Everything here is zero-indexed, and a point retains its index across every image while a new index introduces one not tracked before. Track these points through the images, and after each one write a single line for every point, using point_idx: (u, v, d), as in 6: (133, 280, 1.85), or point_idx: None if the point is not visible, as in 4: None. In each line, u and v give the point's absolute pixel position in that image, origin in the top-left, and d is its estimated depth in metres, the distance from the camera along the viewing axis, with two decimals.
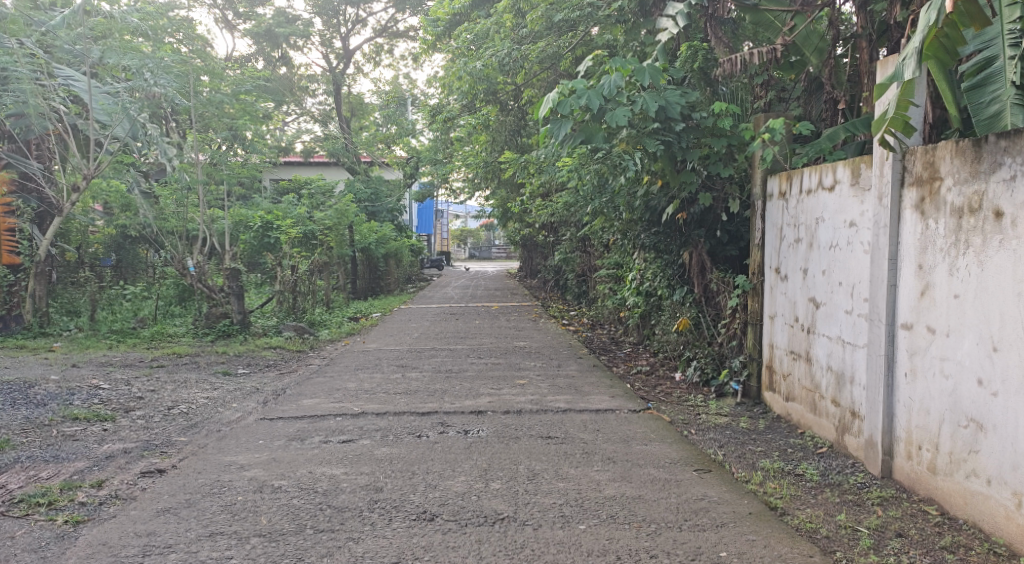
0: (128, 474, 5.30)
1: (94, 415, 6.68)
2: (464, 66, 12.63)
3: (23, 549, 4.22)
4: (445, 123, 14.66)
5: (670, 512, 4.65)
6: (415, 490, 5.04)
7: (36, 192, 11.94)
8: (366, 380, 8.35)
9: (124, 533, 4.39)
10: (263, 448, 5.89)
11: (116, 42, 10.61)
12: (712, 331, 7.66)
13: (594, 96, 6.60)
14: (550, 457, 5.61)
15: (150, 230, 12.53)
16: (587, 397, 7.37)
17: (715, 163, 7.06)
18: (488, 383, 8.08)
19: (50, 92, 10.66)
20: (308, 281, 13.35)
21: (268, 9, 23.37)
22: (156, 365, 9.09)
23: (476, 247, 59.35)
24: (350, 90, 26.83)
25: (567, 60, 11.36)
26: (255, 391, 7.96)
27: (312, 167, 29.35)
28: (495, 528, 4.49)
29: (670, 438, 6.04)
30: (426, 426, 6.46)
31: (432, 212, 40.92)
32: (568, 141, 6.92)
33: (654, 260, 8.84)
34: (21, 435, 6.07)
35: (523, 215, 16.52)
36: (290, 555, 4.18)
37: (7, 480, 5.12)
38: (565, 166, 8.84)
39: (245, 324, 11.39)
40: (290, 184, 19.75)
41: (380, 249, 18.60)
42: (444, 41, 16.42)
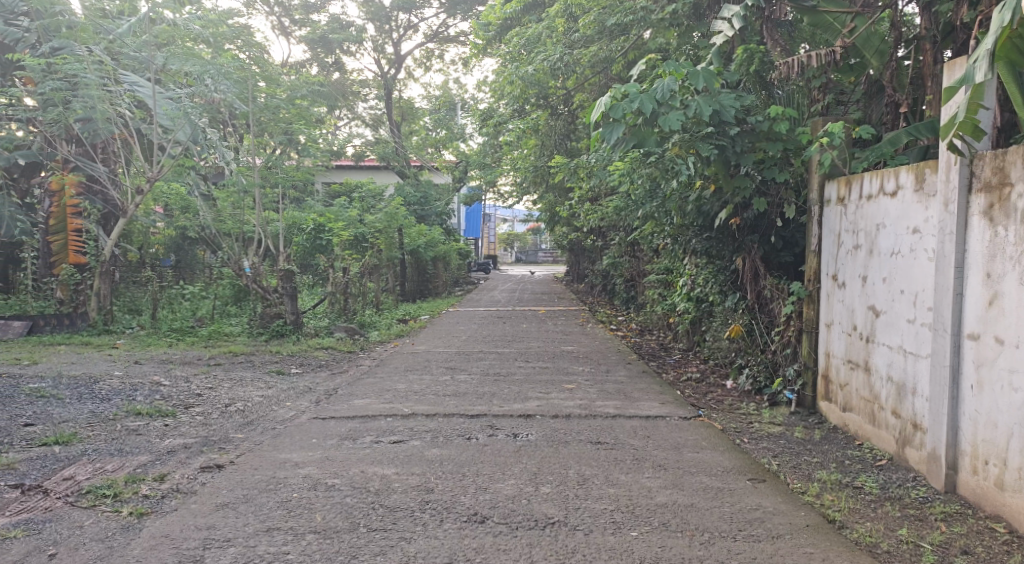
0: (189, 469, 5.43)
1: (155, 411, 6.86)
2: (515, 70, 12.65)
3: (91, 538, 4.35)
4: (495, 127, 14.75)
5: (724, 522, 4.59)
6: (466, 492, 5.06)
7: (102, 194, 12.50)
8: (416, 381, 8.43)
9: (185, 526, 4.49)
10: (316, 446, 5.98)
11: (179, 49, 10.84)
12: (765, 339, 7.53)
13: (647, 100, 6.52)
14: (601, 463, 5.59)
15: (208, 232, 12.82)
16: (637, 403, 7.32)
17: (771, 167, 6.94)
18: (536, 387, 8.09)
19: (118, 98, 11.05)
20: (359, 283, 13.53)
21: (323, 15, 23.81)
22: (213, 364, 9.28)
23: (523, 252, 59.52)
24: (401, 94, 27.13)
25: (619, 64, 11.29)
26: (308, 390, 8.09)
27: (363, 171, 29.79)
28: (546, 532, 4.48)
29: (723, 446, 5.96)
30: (475, 429, 6.49)
31: (480, 216, 41.03)
32: (619, 145, 6.85)
33: (705, 265, 8.76)
34: (88, 429, 6.26)
35: (572, 218, 16.56)
36: (345, 553, 4.23)
37: (75, 471, 5.28)
38: (616, 171, 8.83)
39: (298, 324, 11.55)
40: (342, 187, 20.02)
41: (429, 252, 18.73)
42: (495, 47, 16.44)
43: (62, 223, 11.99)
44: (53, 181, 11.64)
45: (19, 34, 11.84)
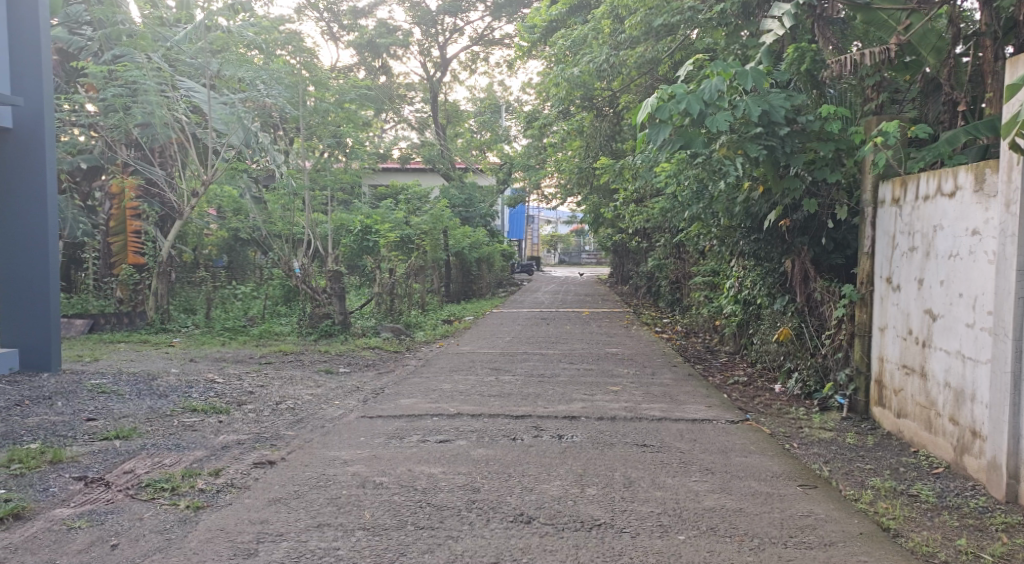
0: (242, 464, 5.55)
1: (210, 407, 7.02)
2: (561, 72, 12.62)
3: (151, 530, 4.47)
4: (541, 128, 14.78)
5: (774, 528, 4.53)
6: (512, 492, 5.08)
7: (160, 197, 13.00)
8: (462, 381, 8.49)
9: (240, 520, 4.59)
10: (365, 444, 6.06)
11: (233, 55, 11.22)
12: (815, 343, 7.40)
13: (694, 100, 6.41)
14: (647, 465, 5.56)
15: (259, 233, 13.07)
16: (683, 406, 7.27)
17: (822, 168, 6.82)
18: (581, 389, 8.07)
19: (175, 103, 11.43)
20: (405, 284, 13.66)
21: (371, 20, 24.09)
22: (264, 362, 9.46)
23: (567, 253, 59.40)
24: (447, 97, 27.34)
25: (666, 65, 11.22)
26: (355, 389, 8.20)
27: (409, 174, 30.07)
28: (592, 533, 4.48)
29: (772, 450, 5.89)
30: (521, 430, 6.51)
31: (524, 218, 41.07)
32: (666, 147, 6.75)
33: (753, 268, 8.65)
34: (147, 424, 6.44)
35: (617, 220, 16.48)
36: (394, 550, 4.28)
37: (135, 465, 5.44)
38: (663, 172, 8.79)
39: (345, 324, 11.71)
40: (388, 189, 20.22)
41: (473, 254, 18.82)
42: (540, 48, 16.40)
43: (121, 225, 12.29)
44: (114, 184, 11.96)
45: (81, 43, 12.26)
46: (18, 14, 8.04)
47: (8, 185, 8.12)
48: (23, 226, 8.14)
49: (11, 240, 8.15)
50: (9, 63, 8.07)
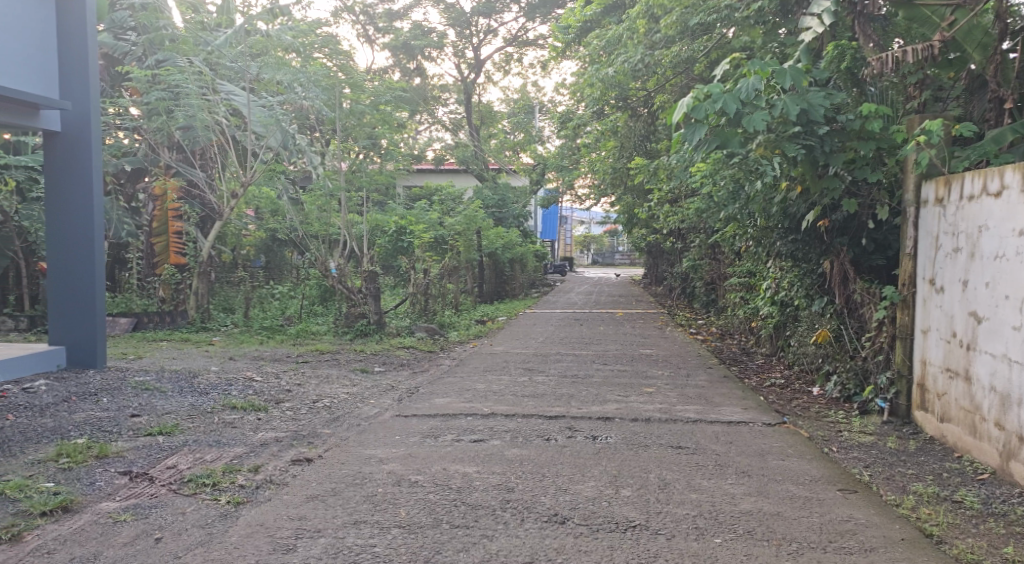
0: (281, 461, 5.63)
1: (249, 405, 7.13)
2: (595, 73, 12.58)
3: (193, 524, 4.55)
4: (575, 129, 14.76)
5: (813, 532, 4.48)
6: (546, 492, 5.09)
7: (200, 198, 13.31)
8: (496, 381, 8.51)
9: (279, 516, 4.66)
10: (400, 443, 6.11)
11: (272, 59, 11.43)
12: (855, 346, 7.30)
13: (731, 100, 6.34)
14: (682, 467, 5.53)
15: (296, 233, 13.24)
16: (719, 408, 7.21)
17: (862, 167, 6.74)
18: (615, 390, 8.05)
19: (216, 106, 11.54)
20: (439, 284, 13.72)
21: (406, 22, 24.25)
22: (301, 361, 9.58)
23: (600, 253, 59.17)
24: (481, 98, 27.43)
25: (702, 65, 11.14)
26: (391, 388, 8.27)
27: (443, 175, 30.19)
28: (628, 535, 4.47)
29: (810, 454, 5.82)
30: (555, 430, 6.51)
31: (557, 219, 41.00)
32: (702, 147, 6.67)
33: (791, 269, 8.55)
34: (188, 421, 6.56)
35: (651, 220, 16.40)
36: (429, 548, 4.31)
37: (177, 460, 5.54)
38: (698, 172, 8.72)
39: (380, 324, 11.80)
40: (423, 190, 20.34)
41: (506, 254, 18.85)
42: (574, 49, 16.33)
43: (163, 226, 12.66)
44: (156, 185, 12.34)
45: (126, 48, 12.51)
46: (67, 22, 8.25)
47: (55, 187, 8.29)
48: (69, 228, 8.31)
49: (57, 241, 8.33)
50: (59, 70, 8.28)
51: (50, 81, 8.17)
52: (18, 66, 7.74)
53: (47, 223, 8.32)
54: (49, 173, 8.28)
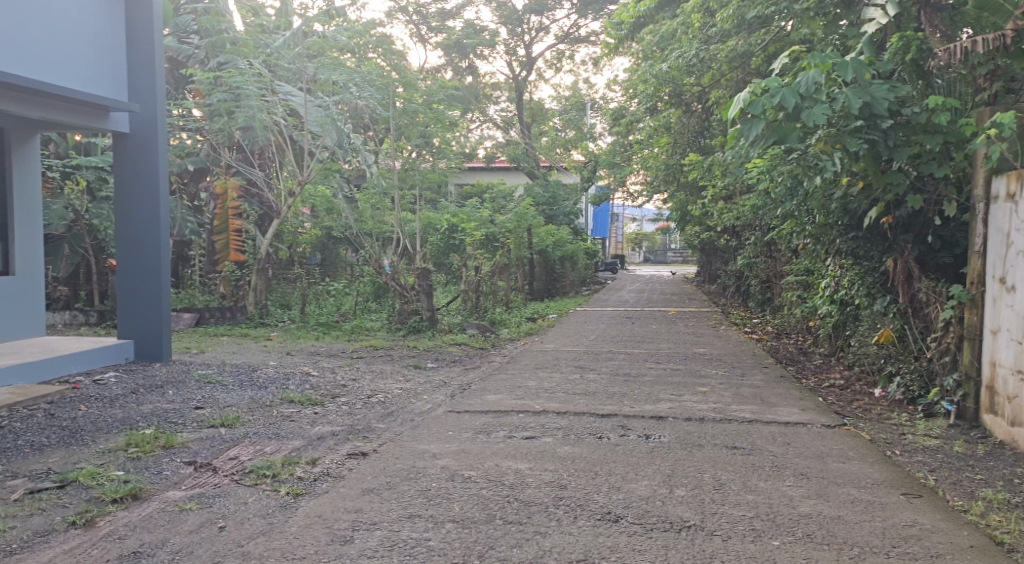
0: (337, 455, 5.71)
1: (306, 399, 7.26)
2: (649, 69, 12.43)
3: (255, 514, 4.65)
4: (627, 126, 14.65)
5: (876, 537, 4.37)
6: (599, 490, 5.07)
7: (258, 197, 13.61)
8: (547, 379, 8.51)
9: (336, 508, 4.73)
10: (453, 438, 6.15)
11: (328, 59, 11.60)
12: (919, 346, 7.10)
13: (790, 94, 6.18)
14: (738, 468, 5.45)
15: (351, 232, 13.42)
16: (776, 408, 7.09)
17: (927, 162, 6.63)
18: (668, 389, 7.97)
19: (274, 106, 11.81)
20: (491, 281, 13.76)
21: (458, 22, 24.40)
22: (356, 356, 9.71)
23: (651, 251, 58.58)
24: (532, 96, 27.43)
25: (759, 59, 10.96)
26: (443, 384, 8.33)
27: (494, 172, 30.25)
28: (682, 535, 4.43)
29: (872, 457, 5.68)
30: (607, 428, 6.48)
31: (608, 216, 40.82)
32: (758, 143, 6.50)
33: (851, 267, 8.37)
34: (248, 413, 6.70)
35: (705, 218, 16.18)
36: (483, 543, 4.33)
37: (239, 452, 5.67)
38: (754, 168, 8.54)
39: (433, 321, 11.89)
40: (474, 188, 20.42)
41: (557, 252, 18.82)
42: (627, 45, 16.19)
43: (224, 224, 12.75)
44: (218, 185, 12.51)
45: (189, 51, 12.81)
46: (135, 26, 8.50)
47: (123, 187, 8.55)
48: (137, 227, 8.55)
49: (126, 239, 8.58)
50: (127, 72, 8.54)
51: (118, 84, 8.45)
52: (88, 70, 8.03)
53: (117, 222, 8.58)
54: (118, 173, 8.56)
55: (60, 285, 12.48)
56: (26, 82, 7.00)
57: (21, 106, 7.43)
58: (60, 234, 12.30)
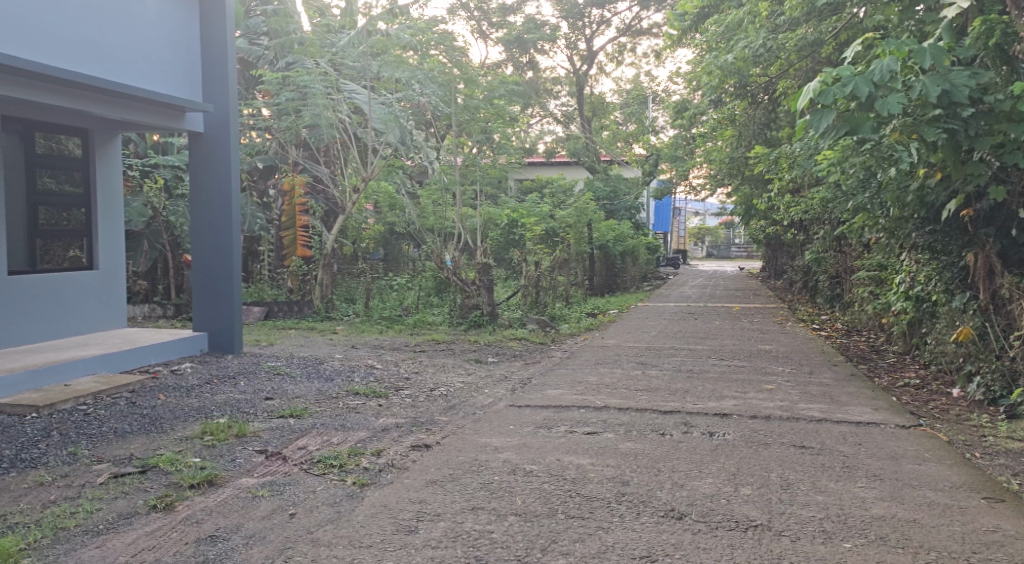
0: (401, 446, 5.76)
1: (371, 391, 7.35)
2: (714, 61, 12.08)
3: (323, 502, 4.73)
4: (691, 119, 14.41)
5: (954, 542, 4.21)
6: (662, 487, 5.00)
7: (324, 194, 13.86)
8: (608, 374, 8.45)
9: (401, 498, 4.77)
10: (515, 432, 6.14)
11: (391, 58, 11.67)
12: (1001, 344, 6.81)
13: (863, 82, 5.93)
14: (807, 468, 5.31)
15: (413, 227, 13.55)
16: (846, 407, 6.90)
17: (1011, 152, 6.31)
18: (732, 386, 7.83)
19: (339, 104, 12.06)
20: (551, 276, 13.73)
21: (520, 17, 24.35)
22: (419, 350, 9.81)
23: (715, 246, 57.60)
24: (593, 90, 27.29)
25: (830, 47, 10.65)
26: (504, 378, 8.34)
27: (554, 168, 30.19)
28: (748, 534, 4.33)
29: (949, 459, 5.47)
30: (669, 425, 6.39)
31: (670, 211, 40.29)
32: (829, 134, 6.27)
33: (928, 262, 8.11)
34: (315, 405, 6.81)
35: (771, 211, 15.84)
36: (545, 537, 4.31)
37: (307, 442, 5.77)
38: (825, 159, 8.31)
39: (493, 316, 11.93)
40: (533, 183, 20.40)
41: (617, 247, 18.68)
42: (690, 37, 15.91)
43: (291, 220, 13.02)
44: (285, 182, 12.78)
45: (260, 52, 13.10)
46: (209, 27, 8.72)
47: (197, 182, 8.79)
48: (211, 221, 8.77)
49: (200, 233, 8.80)
50: (199, 72, 8.75)
51: (191, 83, 8.65)
52: (164, 72, 8.26)
53: (191, 216, 8.82)
54: (192, 169, 8.80)
55: (139, 279, 12.90)
56: (108, 84, 7.22)
57: (105, 108, 7.66)
58: (140, 230, 12.69)
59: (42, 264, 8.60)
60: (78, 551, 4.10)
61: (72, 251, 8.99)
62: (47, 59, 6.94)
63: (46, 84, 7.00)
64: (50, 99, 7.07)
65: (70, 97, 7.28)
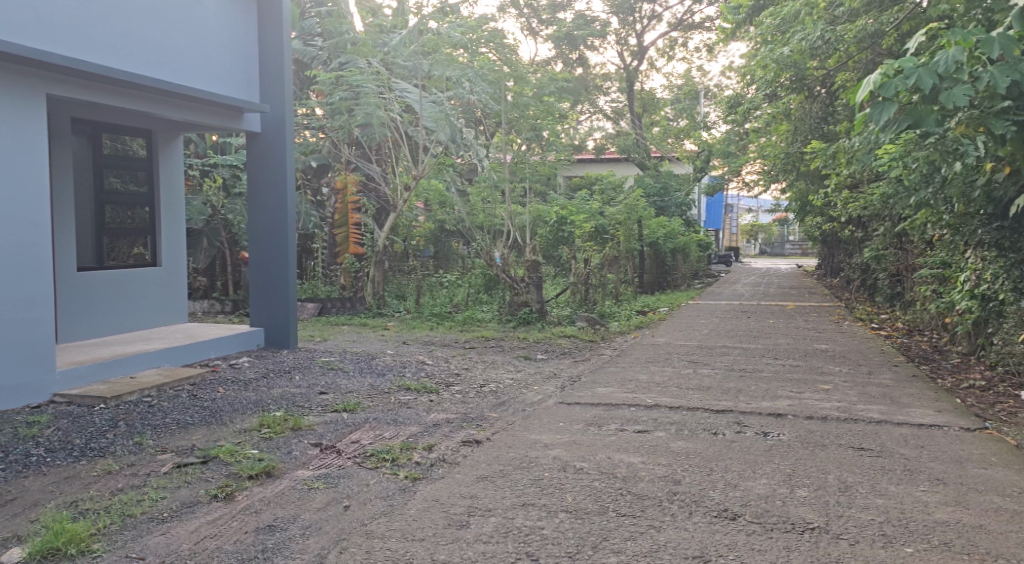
0: (452, 442, 5.79)
1: (422, 387, 7.40)
2: (770, 53, 11.86)
3: (376, 495, 4.77)
4: (745, 114, 14.17)
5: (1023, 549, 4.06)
6: (715, 486, 4.93)
7: (376, 191, 14.02)
8: (658, 373, 8.37)
9: (452, 493, 4.79)
10: (565, 430, 6.11)
11: (443, 56, 11.66)
12: None
13: (927, 74, 5.71)
14: (865, 470, 5.18)
15: (463, 225, 13.61)
16: (907, 409, 6.71)
17: None
18: (787, 386, 7.68)
19: (391, 103, 12.18)
20: (601, 274, 13.64)
21: (570, 13, 24.23)
22: (469, 346, 9.85)
23: (768, 243, 56.61)
24: (643, 86, 27.08)
25: (891, 38, 10.37)
26: (553, 376, 8.33)
27: (604, 164, 30.02)
28: (805, 536, 4.24)
29: (1017, 464, 5.28)
30: (722, 424, 6.30)
31: (722, 207, 39.72)
32: (890, 127, 6.09)
33: (995, 259, 7.91)
34: (368, 400, 6.89)
35: (828, 208, 15.51)
36: (596, 534, 4.28)
37: (360, 436, 5.83)
38: (885, 154, 8.10)
39: (543, 313, 11.92)
40: (583, 180, 20.31)
41: (668, 244, 18.48)
42: (744, 30, 15.65)
43: (344, 218, 13.11)
44: (339, 181, 12.91)
45: (314, 52, 13.28)
46: (266, 28, 8.87)
47: (256, 180, 8.96)
48: (268, 219, 8.93)
49: (257, 230, 8.97)
50: (257, 72, 8.91)
51: (249, 84, 8.82)
52: (223, 73, 8.42)
53: (249, 214, 8.99)
54: (250, 169, 8.98)
55: (199, 276, 13.22)
56: (170, 86, 7.37)
57: (168, 110, 7.82)
58: (199, 228, 12.99)
59: (108, 261, 8.91)
60: (144, 538, 4.20)
61: (136, 249, 9.23)
62: (112, 63, 7.12)
63: (112, 87, 7.17)
64: (117, 101, 7.24)
65: (134, 99, 7.44)
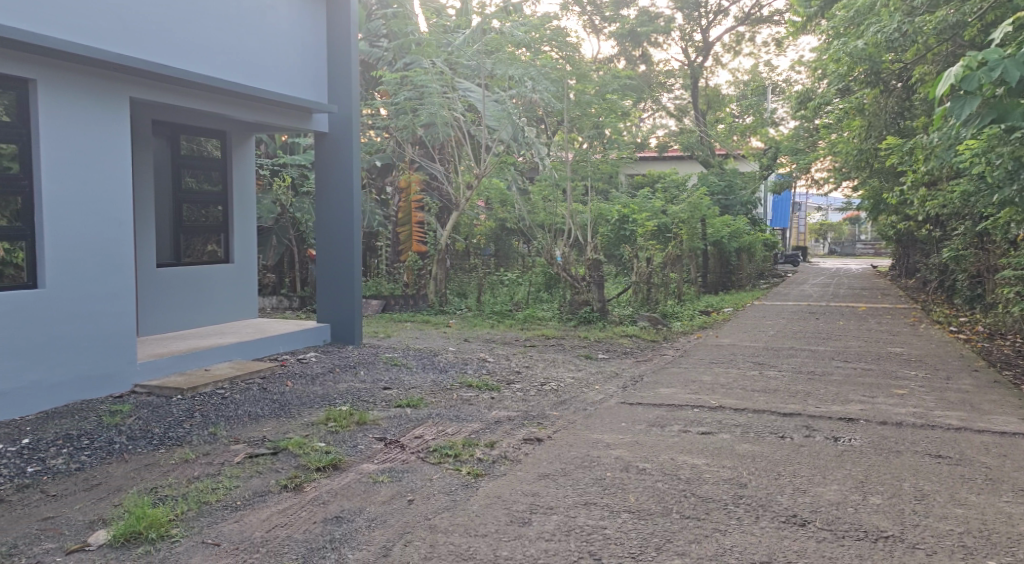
0: (514, 439, 5.77)
1: (483, 384, 7.40)
2: (842, 46, 11.51)
3: (440, 490, 4.79)
4: (816, 109, 13.83)
5: None
6: (784, 491, 4.80)
7: (438, 189, 14.23)
8: (723, 374, 8.21)
9: (514, 490, 4.77)
10: (627, 430, 6.04)
11: (505, 55, 11.61)
12: None
13: (1013, 66, 5.44)
14: (942, 479, 4.98)
15: (524, 223, 13.60)
16: (988, 416, 6.42)
17: None
18: (859, 390, 7.45)
19: (454, 102, 12.25)
20: (663, 273, 13.46)
21: (633, 10, 23.97)
22: (530, 345, 9.82)
23: (836, 242, 55.13)
24: (708, 82, 26.64)
25: (974, 29, 9.94)
26: (615, 375, 8.24)
27: (667, 162, 29.66)
28: (878, 545, 4.09)
29: None
30: (790, 427, 6.14)
31: (789, 205, 38.82)
32: (973, 122, 5.83)
33: None
34: (431, 396, 6.93)
35: (902, 206, 15.00)
36: (660, 536, 4.21)
37: (423, 431, 5.87)
38: (967, 150, 7.79)
39: (604, 312, 11.84)
40: (645, 178, 20.09)
41: (733, 244, 18.14)
42: (815, 23, 15.21)
43: (408, 216, 13.24)
44: (405, 180, 13.04)
45: (379, 53, 13.44)
46: (334, 30, 9.02)
47: (324, 179, 9.12)
48: (335, 217, 9.07)
49: (325, 228, 9.13)
50: (325, 73, 9.07)
51: (318, 84, 8.97)
52: (293, 74, 8.58)
53: (317, 212, 9.15)
54: (318, 169, 9.14)
55: (268, 272, 13.52)
56: (243, 88, 7.54)
57: (240, 112, 8.00)
58: (268, 226, 13.28)
59: (184, 258, 9.17)
60: (219, 525, 4.30)
61: (210, 246, 9.48)
62: (187, 64, 7.29)
63: (189, 89, 7.36)
64: (193, 103, 7.44)
65: (210, 101, 7.64)
